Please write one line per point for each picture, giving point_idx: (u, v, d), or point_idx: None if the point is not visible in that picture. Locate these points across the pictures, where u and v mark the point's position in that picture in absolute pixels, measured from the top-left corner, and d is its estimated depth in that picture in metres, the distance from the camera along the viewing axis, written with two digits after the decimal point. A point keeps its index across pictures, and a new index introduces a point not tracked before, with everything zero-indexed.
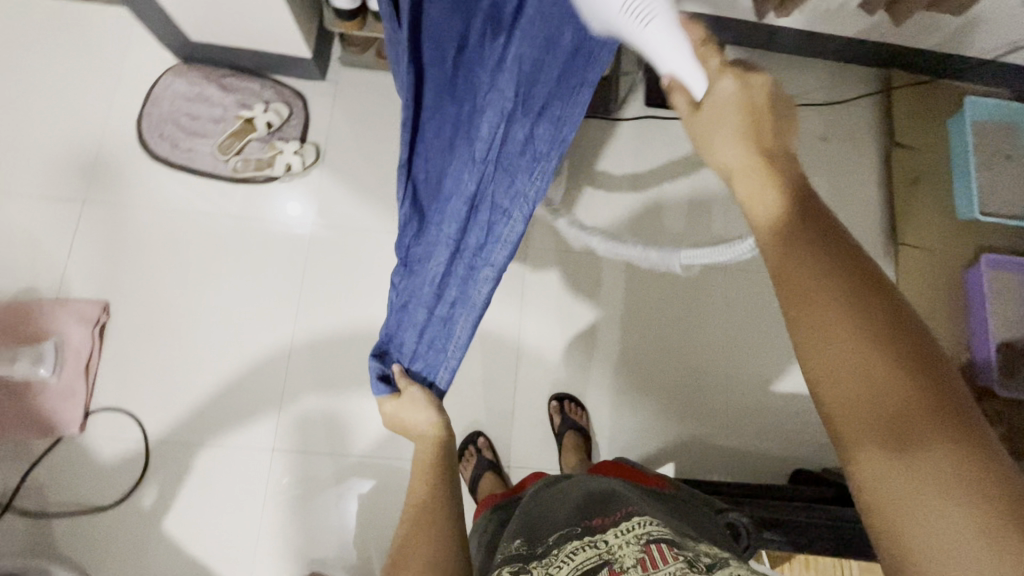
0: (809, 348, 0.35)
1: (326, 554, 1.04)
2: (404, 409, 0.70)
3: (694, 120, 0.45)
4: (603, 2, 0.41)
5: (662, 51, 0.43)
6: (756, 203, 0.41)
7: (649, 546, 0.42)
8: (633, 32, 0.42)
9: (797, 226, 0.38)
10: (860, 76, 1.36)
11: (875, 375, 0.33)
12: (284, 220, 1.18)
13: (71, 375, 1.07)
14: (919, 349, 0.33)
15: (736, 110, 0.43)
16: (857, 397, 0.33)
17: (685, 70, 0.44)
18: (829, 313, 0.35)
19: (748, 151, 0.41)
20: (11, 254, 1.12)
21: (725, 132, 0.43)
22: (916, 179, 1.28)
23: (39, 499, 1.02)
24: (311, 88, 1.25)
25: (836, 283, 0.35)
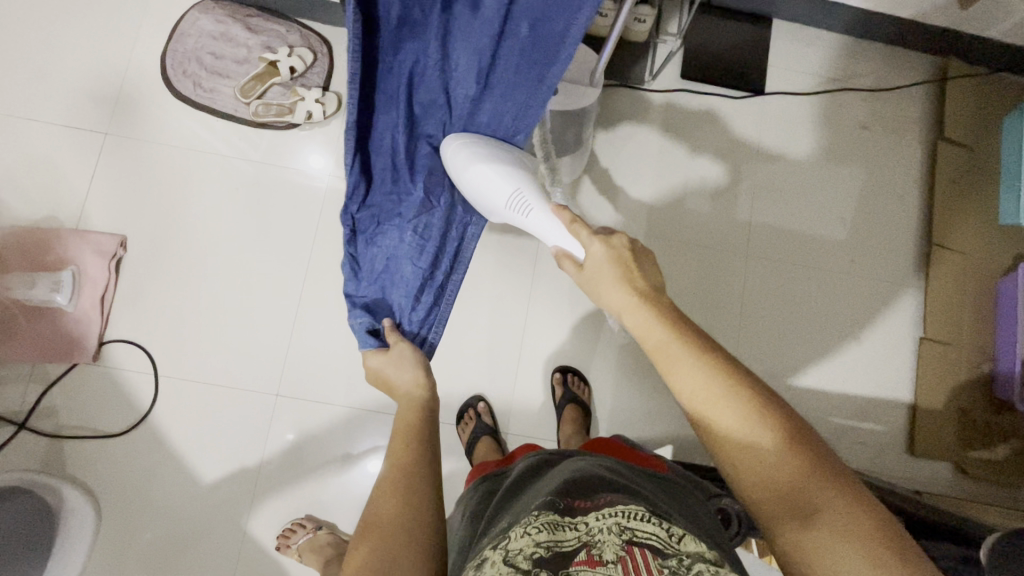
0: (715, 441, 0.47)
1: (322, 498, 1.07)
2: (388, 365, 0.72)
3: (582, 277, 0.62)
4: (498, 203, 0.71)
5: (546, 235, 0.68)
6: (629, 311, 0.56)
7: (630, 546, 0.41)
8: (521, 216, 0.70)
9: (691, 341, 0.50)
10: (914, 63, 1.28)
11: (746, 432, 0.45)
12: (301, 170, 1.17)
13: (88, 305, 1.10)
14: (798, 437, 0.45)
15: (610, 266, 0.59)
16: (761, 474, 0.44)
17: (568, 246, 0.65)
18: (728, 417, 0.46)
19: (628, 295, 0.56)
20: (34, 181, 1.14)
21: (603, 276, 0.59)
22: (961, 177, 1.21)
23: (52, 421, 1.06)
24: (338, 35, 1.22)
25: (721, 392, 0.47)
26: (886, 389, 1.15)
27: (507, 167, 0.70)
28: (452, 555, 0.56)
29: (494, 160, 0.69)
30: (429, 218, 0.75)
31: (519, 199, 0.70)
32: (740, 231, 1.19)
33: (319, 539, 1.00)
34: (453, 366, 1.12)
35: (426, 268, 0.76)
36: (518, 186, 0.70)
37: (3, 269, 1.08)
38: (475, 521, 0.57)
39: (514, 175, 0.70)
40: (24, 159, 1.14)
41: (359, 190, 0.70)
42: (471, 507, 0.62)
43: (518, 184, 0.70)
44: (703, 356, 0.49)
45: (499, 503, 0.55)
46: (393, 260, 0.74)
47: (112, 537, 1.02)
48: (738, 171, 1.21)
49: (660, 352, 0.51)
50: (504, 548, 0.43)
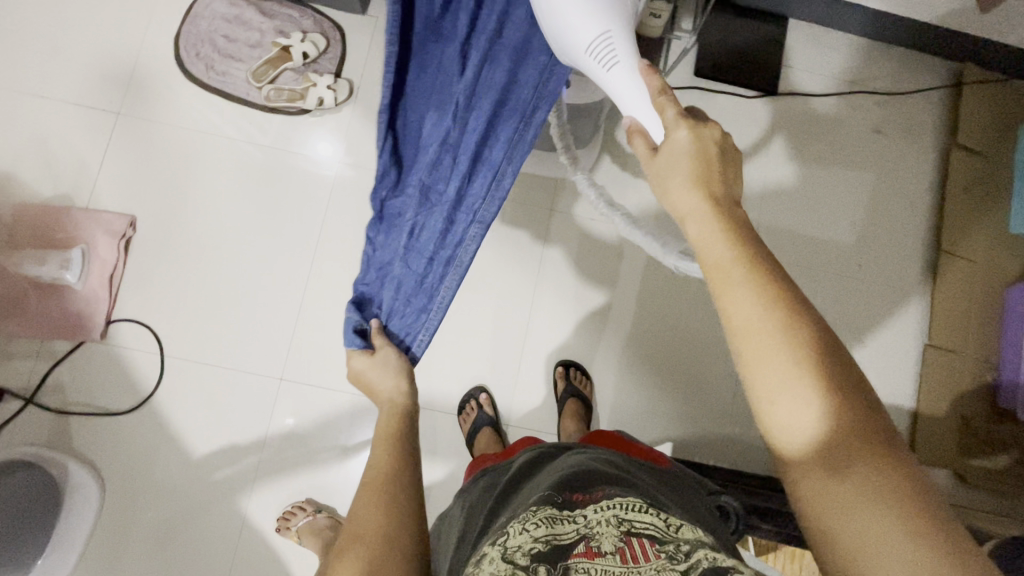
0: (756, 387, 0.43)
1: (323, 483, 1.08)
2: (369, 369, 0.74)
3: (652, 164, 0.55)
4: (575, 41, 0.53)
5: (625, 102, 0.56)
6: (696, 216, 0.50)
7: (628, 536, 0.41)
8: (601, 67, 0.54)
9: (750, 267, 0.45)
10: (930, 67, 1.27)
11: (791, 377, 0.41)
12: (310, 157, 1.18)
13: (96, 284, 1.10)
14: (845, 386, 0.41)
15: (691, 159, 0.51)
16: (798, 424, 0.41)
17: (647, 115, 0.56)
18: (776, 354, 0.42)
19: (702, 201, 0.50)
20: (46, 159, 1.14)
21: (676, 172, 0.52)
22: (973, 184, 1.20)
23: (58, 397, 1.07)
24: (351, 22, 1.22)
25: (775, 329, 0.42)
26: (888, 394, 1.15)
27: (605, 5, 0.52)
28: (450, 550, 0.57)
29: None
30: (431, 217, 0.68)
31: (604, 39, 0.52)
32: (750, 231, 1.19)
33: (318, 522, 1.01)
34: (457, 357, 1.13)
35: (427, 271, 0.70)
36: (611, 24, 0.52)
37: (14, 245, 1.09)
38: (475, 515, 0.58)
39: (610, 9, 0.52)
40: (37, 137, 1.15)
41: (388, 176, 0.69)
42: (472, 499, 0.63)
43: (612, 21, 0.52)
44: (766, 287, 0.44)
45: (500, 497, 0.55)
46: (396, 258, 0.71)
47: (115, 513, 1.04)
48: (749, 171, 1.21)
49: (719, 274, 0.46)
50: (503, 542, 0.43)
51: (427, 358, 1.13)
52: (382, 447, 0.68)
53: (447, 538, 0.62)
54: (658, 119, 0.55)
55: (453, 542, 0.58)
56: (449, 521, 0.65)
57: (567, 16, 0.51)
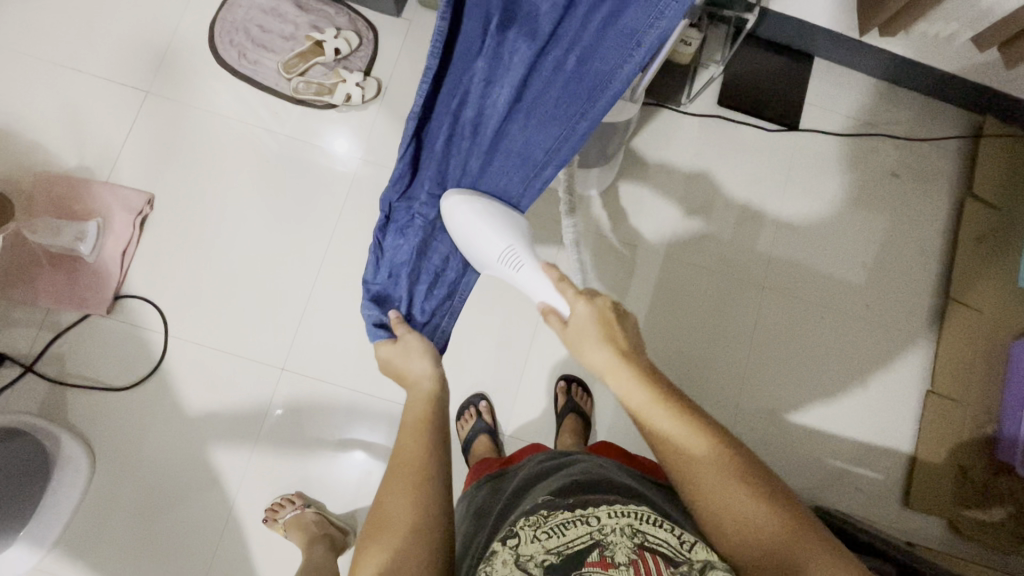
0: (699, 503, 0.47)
1: (314, 476, 1.07)
2: (397, 355, 0.69)
3: (566, 334, 0.65)
4: (488, 257, 0.72)
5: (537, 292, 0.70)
6: (610, 369, 0.58)
7: (641, 550, 0.41)
8: (510, 273, 0.72)
9: (665, 396, 0.53)
10: (949, 116, 1.29)
11: (726, 487, 0.46)
12: (331, 151, 1.18)
13: (108, 258, 1.11)
14: (771, 494, 0.46)
15: (594, 328, 0.62)
16: (743, 539, 0.44)
17: (555, 301, 0.68)
18: (704, 472, 0.47)
19: (609, 358, 0.59)
20: (70, 131, 1.15)
21: (588, 337, 0.62)
22: (985, 236, 1.21)
23: (58, 367, 1.07)
24: (384, 23, 1.24)
25: (699, 448, 0.48)
26: (887, 437, 1.14)
27: (502, 225, 0.71)
28: (457, 541, 0.58)
29: (488, 219, 0.71)
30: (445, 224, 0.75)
31: (509, 255, 0.71)
32: (761, 261, 1.19)
33: (305, 516, 1.00)
34: (459, 362, 1.13)
35: (445, 267, 0.78)
36: (510, 242, 0.71)
37: (30, 213, 1.10)
38: (486, 511, 0.58)
39: (506, 232, 0.71)
40: (64, 109, 1.16)
41: (402, 182, 0.67)
42: (481, 498, 0.63)
43: (509, 237, 0.71)
44: (676, 410, 0.51)
45: (510, 496, 0.55)
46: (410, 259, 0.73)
47: (102, 490, 1.03)
48: (764, 203, 1.22)
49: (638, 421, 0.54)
50: (515, 547, 0.44)
51: None
52: (416, 431, 0.59)
53: (458, 526, 0.63)
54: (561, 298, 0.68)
55: (461, 534, 0.59)
56: (461, 514, 0.65)
57: (474, 240, 0.71)
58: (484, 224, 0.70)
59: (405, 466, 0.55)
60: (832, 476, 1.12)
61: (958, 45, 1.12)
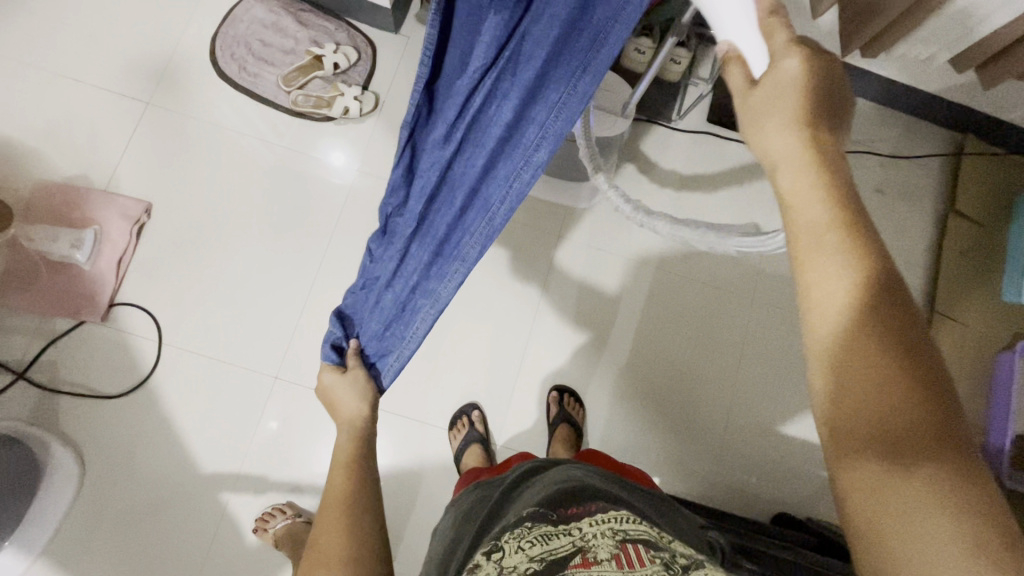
0: (813, 355, 0.38)
1: (305, 486, 1.07)
2: (341, 385, 0.72)
3: (750, 100, 0.44)
4: None
5: (729, 17, 0.44)
6: (787, 158, 0.41)
7: (624, 543, 0.42)
8: None
9: (848, 226, 0.38)
10: (932, 135, 1.32)
11: (872, 364, 0.35)
12: (328, 163, 1.20)
13: (104, 266, 1.11)
14: (931, 381, 0.34)
15: (796, 95, 0.42)
16: (851, 406, 0.35)
17: (748, 47, 0.44)
18: (856, 324, 0.36)
19: (799, 143, 0.41)
20: (71, 140, 1.17)
21: (780, 104, 0.42)
22: (969, 251, 1.24)
23: (51, 374, 1.07)
24: (383, 39, 1.27)
25: (859, 302, 0.37)
26: None
27: None
28: (439, 561, 0.59)
29: None
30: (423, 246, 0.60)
31: None
32: (749, 276, 1.22)
33: (296, 525, 1.00)
34: (453, 371, 1.14)
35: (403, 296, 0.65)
36: None
37: (29, 219, 1.11)
38: (468, 523, 0.58)
39: None
40: (65, 118, 1.18)
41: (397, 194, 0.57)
42: (463, 510, 0.63)
43: None
44: (853, 248, 0.38)
45: (493, 507, 0.56)
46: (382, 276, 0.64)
47: (91, 498, 1.02)
48: (753, 217, 1.24)
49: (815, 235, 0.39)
50: (499, 560, 0.44)
51: (424, 371, 1.13)
52: (342, 467, 0.69)
53: (441, 542, 0.63)
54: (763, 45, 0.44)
55: (445, 548, 0.59)
56: (442, 530, 0.65)
57: None
58: None
59: (331, 511, 0.62)
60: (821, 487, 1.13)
61: (937, 67, 1.16)
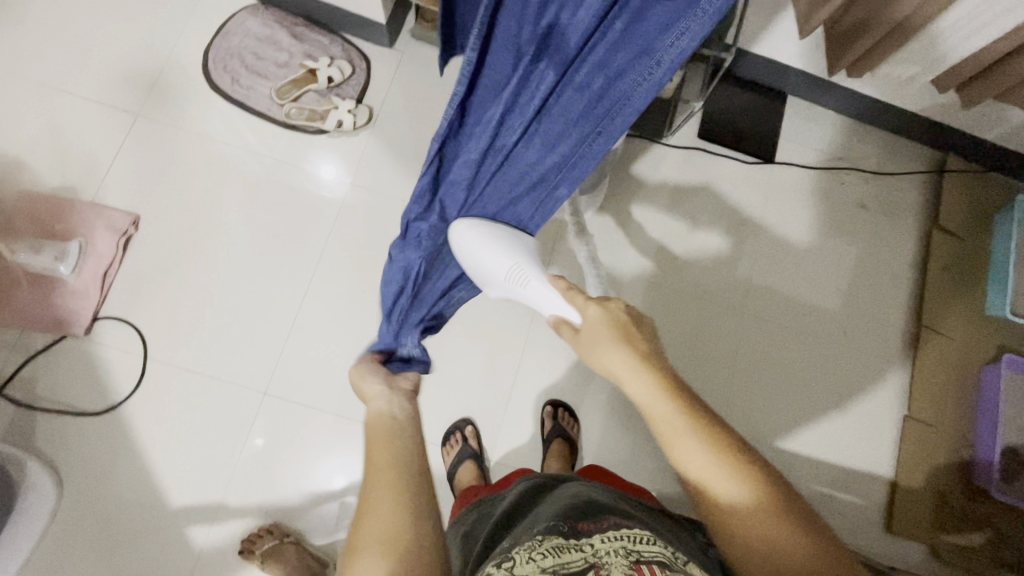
0: (723, 522, 0.48)
1: (293, 504, 1.04)
2: (366, 364, 0.67)
3: (579, 340, 0.62)
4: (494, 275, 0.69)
5: (546, 305, 0.68)
6: (626, 376, 0.56)
7: (638, 564, 0.40)
8: (519, 284, 0.70)
9: (693, 414, 0.51)
10: (915, 152, 1.36)
11: (755, 513, 0.47)
12: (320, 176, 1.20)
13: (89, 279, 1.09)
14: (796, 515, 0.47)
15: (607, 328, 0.59)
16: (765, 555, 0.45)
17: (564, 310, 0.66)
18: (735, 496, 0.47)
19: (627, 358, 0.57)
20: (56, 151, 1.15)
21: (600, 339, 0.59)
22: (951, 265, 1.26)
23: (29, 391, 1.03)
24: (377, 53, 1.27)
25: (728, 473, 0.48)
26: (867, 462, 1.16)
27: (507, 244, 0.69)
28: None
29: (490, 237, 0.68)
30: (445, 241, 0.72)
31: (517, 269, 0.69)
32: (741, 290, 1.22)
33: (284, 549, 0.98)
34: (445, 386, 1.12)
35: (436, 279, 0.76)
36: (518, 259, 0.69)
37: (10, 232, 1.08)
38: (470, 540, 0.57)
39: (512, 251, 0.69)
40: (50, 129, 1.16)
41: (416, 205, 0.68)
42: (464, 529, 0.61)
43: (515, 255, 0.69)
44: (704, 431, 0.50)
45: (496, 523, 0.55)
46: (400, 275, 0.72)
47: (71, 520, 0.99)
48: (743, 231, 1.26)
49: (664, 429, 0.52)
50: (509, 569, 0.42)
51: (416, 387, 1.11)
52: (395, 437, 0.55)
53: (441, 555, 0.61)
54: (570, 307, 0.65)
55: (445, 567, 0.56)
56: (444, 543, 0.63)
57: (481, 258, 0.68)
58: (488, 240, 0.68)
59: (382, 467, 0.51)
60: (815, 502, 1.13)
61: (919, 86, 1.19)
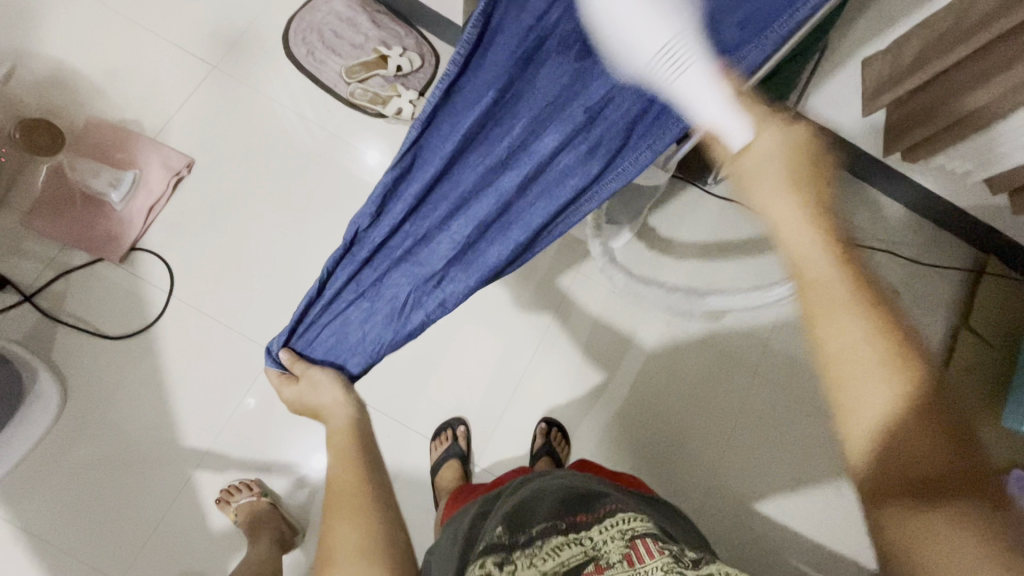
0: (847, 407, 0.42)
1: (278, 463, 1.06)
2: (306, 391, 0.71)
3: (736, 168, 0.49)
4: (639, 55, 0.44)
5: (699, 103, 0.46)
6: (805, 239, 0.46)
7: (633, 542, 0.46)
8: (667, 76, 0.45)
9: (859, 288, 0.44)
10: (957, 246, 1.33)
11: (873, 383, 0.42)
12: (370, 156, 1.24)
13: (135, 210, 1.14)
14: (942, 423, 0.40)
15: (784, 158, 0.47)
16: (871, 423, 0.41)
17: (728, 125, 0.47)
18: (868, 382, 0.42)
19: (819, 239, 0.45)
20: (133, 87, 1.21)
21: (764, 176, 0.47)
22: (976, 368, 1.23)
23: (56, 304, 1.08)
24: (448, 52, 1.32)
25: (879, 360, 0.42)
26: (853, 549, 1.12)
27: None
28: (444, 554, 0.63)
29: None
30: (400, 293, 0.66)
31: (676, 45, 0.44)
32: (755, 347, 1.22)
33: (259, 505, 0.99)
34: (446, 382, 1.14)
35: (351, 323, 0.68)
36: (686, 24, 0.43)
37: (76, 151, 1.15)
38: (478, 520, 0.65)
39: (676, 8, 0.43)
40: (132, 65, 1.22)
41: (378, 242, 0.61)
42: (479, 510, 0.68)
43: (683, 19, 0.43)
44: (867, 305, 0.44)
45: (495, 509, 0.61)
46: (352, 329, 0.68)
47: (68, 433, 1.03)
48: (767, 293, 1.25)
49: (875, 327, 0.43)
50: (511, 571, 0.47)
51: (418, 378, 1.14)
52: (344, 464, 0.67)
53: (442, 547, 0.66)
54: (739, 122, 0.47)
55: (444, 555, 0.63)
56: (442, 543, 0.67)
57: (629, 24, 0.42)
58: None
59: (342, 499, 0.60)
60: None
61: (972, 185, 1.16)
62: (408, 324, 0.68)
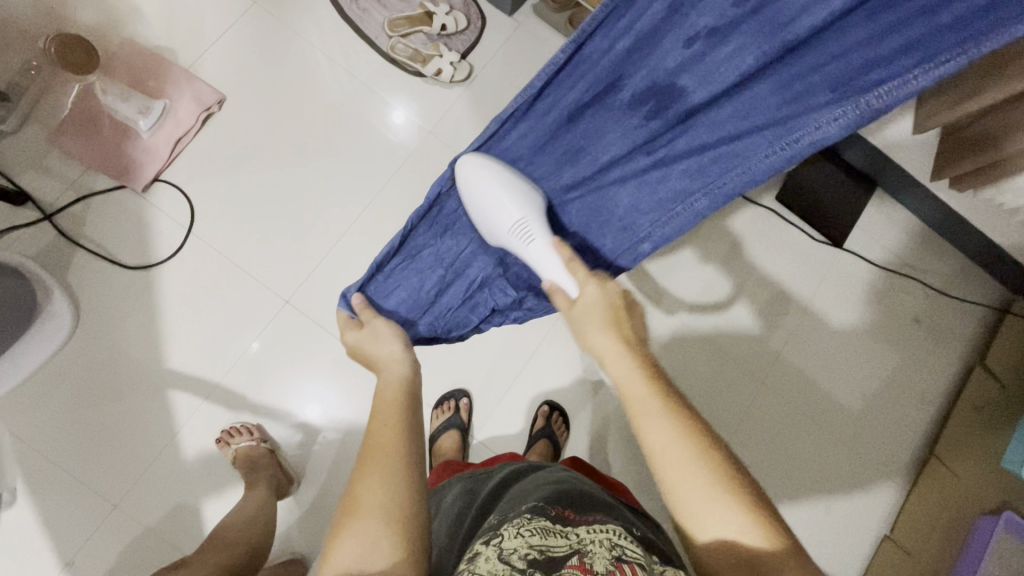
0: (694, 531, 0.43)
1: (279, 411, 1.07)
2: (367, 340, 0.62)
3: (570, 313, 0.56)
4: (499, 225, 0.63)
5: (543, 267, 0.60)
6: (613, 366, 0.49)
7: (619, 562, 0.43)
8: (521, 242, 0.62)
9: (665, 393, 0.46)
10: (986, 282, 1.30)
11: (707, 493, 0.42)
12: (402, 114, 1.21)
13: (161, 140, 1.12)
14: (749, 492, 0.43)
15: (602, 309, 0.53)
16: (724, 537, 0.42)
17: (562, 282, 0.58)
18: (698, 487, 0.42)
19: (634, 359, 0.49)
20: (169, 14, 1.18)
21: (591, 320, 0.53)
22: (984, 407, 1.18)
23: (75, 226, 1.07)
24: (495, 17, 1.28)
25: (703, 468, 0.43)
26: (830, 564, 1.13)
27: (516, 193, 0.63)
28: (434, 525, 0.64)
29: (506, 185, 0.63)
30: (470, 267, 0.72)
31: (520, 226, 0.62)
32: (764, 358, 1.21)
33: (257, 450, 0.99)
34: (454, 352, 1.14)
35: (425, 284, 0.71)
36: (526, 213, 0.62)
37: (108, 73, 1.13)
38: (468, 495, 0.65)
39: (521, 201, 0.63)
40: None
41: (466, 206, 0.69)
42: (470, 486, 0.68)
43: (524, 209, 0.62)
44: (669, 406, 0.46)
45: (488, 494, 0.61)
46: (420, 284, 0.70)
47: (76, 355, 1.03)
48: (782, 305, 1.24)
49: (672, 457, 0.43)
50: (498, 542, 0.47)
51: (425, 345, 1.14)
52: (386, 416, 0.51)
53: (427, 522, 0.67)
54: (570, 278, 0.58)
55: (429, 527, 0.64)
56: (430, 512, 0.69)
57: (488, 209, 0.63)
58: (499, 189, 0.63)
59: (378, 447, 0.47)
60: None
61: (1014, 223, 1.12)
62: (474, 299, 0.74)
